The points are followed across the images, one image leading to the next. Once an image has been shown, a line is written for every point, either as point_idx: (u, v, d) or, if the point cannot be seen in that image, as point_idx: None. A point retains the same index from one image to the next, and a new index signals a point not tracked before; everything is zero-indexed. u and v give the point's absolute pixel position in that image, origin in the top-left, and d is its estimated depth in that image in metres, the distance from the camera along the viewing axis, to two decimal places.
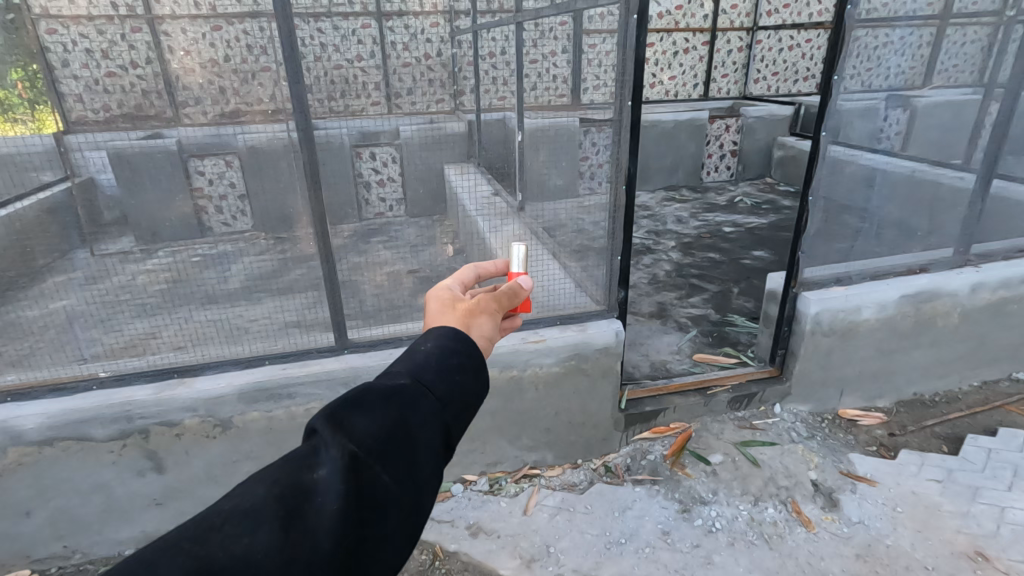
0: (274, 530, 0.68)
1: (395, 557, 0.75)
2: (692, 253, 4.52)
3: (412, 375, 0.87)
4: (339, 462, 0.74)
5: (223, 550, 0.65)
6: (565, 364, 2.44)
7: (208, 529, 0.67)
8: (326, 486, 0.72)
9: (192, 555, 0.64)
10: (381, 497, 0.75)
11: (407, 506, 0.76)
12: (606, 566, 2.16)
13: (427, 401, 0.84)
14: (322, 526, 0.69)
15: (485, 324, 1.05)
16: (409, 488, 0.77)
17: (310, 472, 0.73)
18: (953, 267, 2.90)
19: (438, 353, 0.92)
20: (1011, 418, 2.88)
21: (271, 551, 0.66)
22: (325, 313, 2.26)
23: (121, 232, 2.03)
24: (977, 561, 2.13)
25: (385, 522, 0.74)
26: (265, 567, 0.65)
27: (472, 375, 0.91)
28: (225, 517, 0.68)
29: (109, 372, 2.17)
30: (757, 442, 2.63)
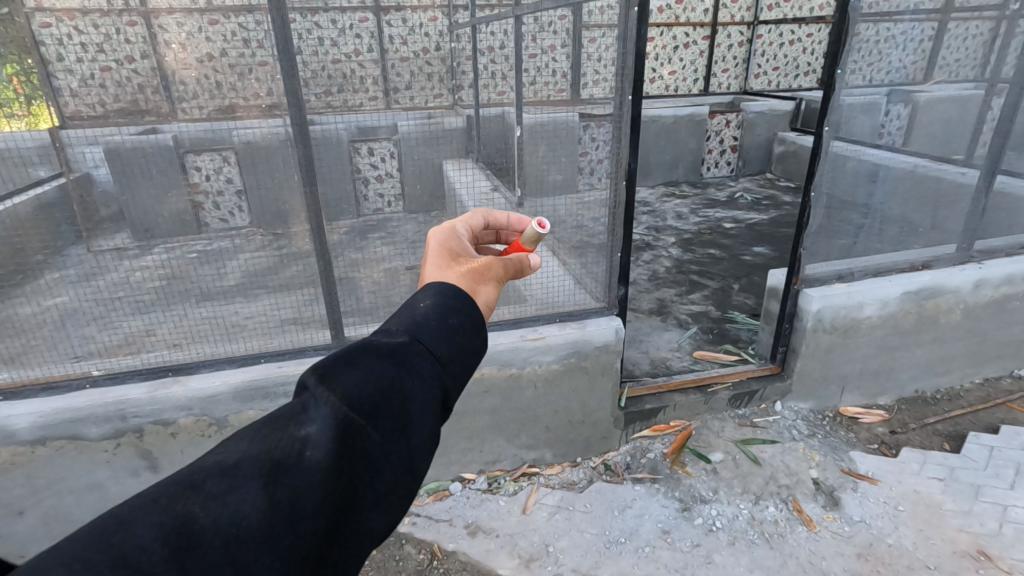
0: (258, 487, 0.63)
1: (387, 521, 0.70)
2: (692, 249, 4.49)
3: (411, 332, 0.80)
4: (329, 419, 0.68)
5: (204, 508, 0.60)
6: (565, 361, 2.42)
7: (189, 486, 0.62)
8: (315, 443, 0.67)
9: (172, 513, 0.60)
10: (374, 458, 0.70)
11: (401, 469, 0.71)
12: (606, 565, 2.14)
13: (425, 360, 0.78)
14: (308, 486, 0.64)
15: (489, 290, 0.96)
16: (404, 451, 0.72)
17: (298, 430, 0.68)
18: (955, 263, 2.87)
19: (438, 308, 0.84)
20: (1013, 415, 2.86)
21: (255, 508, 0.62)
22: (322, 311, 2.23)
23: (116, 229, 1.98)
24: (979, 561, 2.11)
25: (377, 485, 0.69)
26: (249, 525, 0.61)
27: (473, 334, 0.84)
28: (207, 475, 0.63)
29: (103, 371, 2.15)
30: (758, 441, 2.62)
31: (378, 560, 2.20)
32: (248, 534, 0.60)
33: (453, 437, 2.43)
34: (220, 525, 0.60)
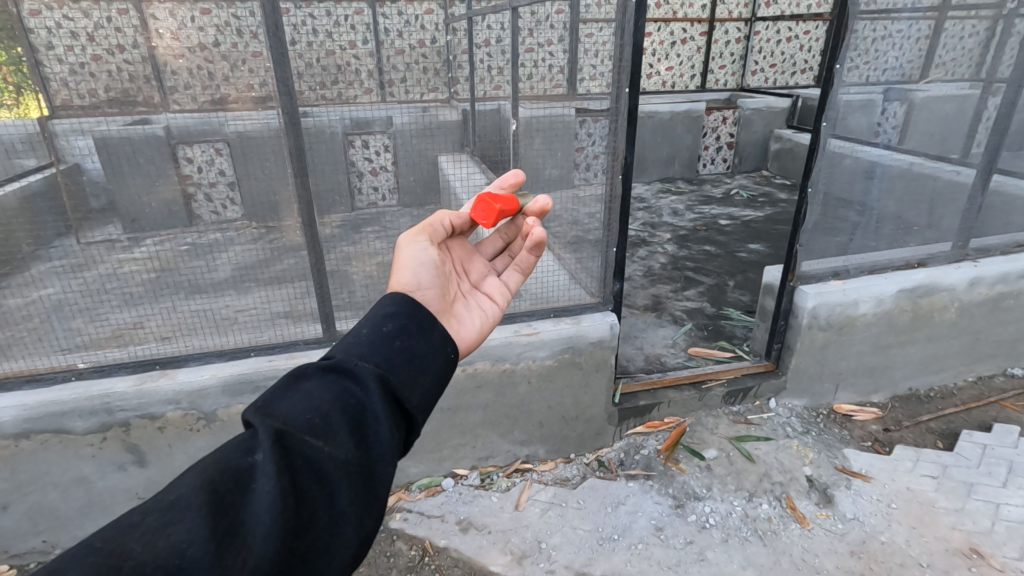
0: (201, 515, 0.66)
1: (355, 533, 0.75)
2: (687, 246, 4.48)
3: (346, 350, 0.89)
4: (274, 442, 0.74)
5: (142, 545, 0.63)
6: (558, 357, 2.40)
7: (128, 526, 0.66)
8: (261, 469, 0.71)
9: (107, 555, 0.62)
10: (328, 472, 0.75)
11: (358, 478, 0.77)
12: (599, 562, 2.13)
13: (366, 368, 0.85)
14: (259, 511, 0.68)
15: (405, 271, 1.10)
16: (359, 458, 0.78)
17: (244, 457, 0.72)
18: (950, 262, 2.87)
19: (373, 322, 0.93)
20: (1005, 414, 2.86)
21: (199, 535, 0.65)
22: (313, 304, 2.19)
23: (107, 220, 1.96)
24: (972, 559, 2.11)
25: (337, 497, 0.75)
26: (192, 554, 0.63)
27: (414, 335, 0.93)
28: (146, 513, 0.66)
29: (89, 363, 2.10)
30: (752, 438, 2.60)
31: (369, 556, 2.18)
32: (192, 562, 0.63)
33: (445, 432, 2.41)
34: (159, 558, 0.63)
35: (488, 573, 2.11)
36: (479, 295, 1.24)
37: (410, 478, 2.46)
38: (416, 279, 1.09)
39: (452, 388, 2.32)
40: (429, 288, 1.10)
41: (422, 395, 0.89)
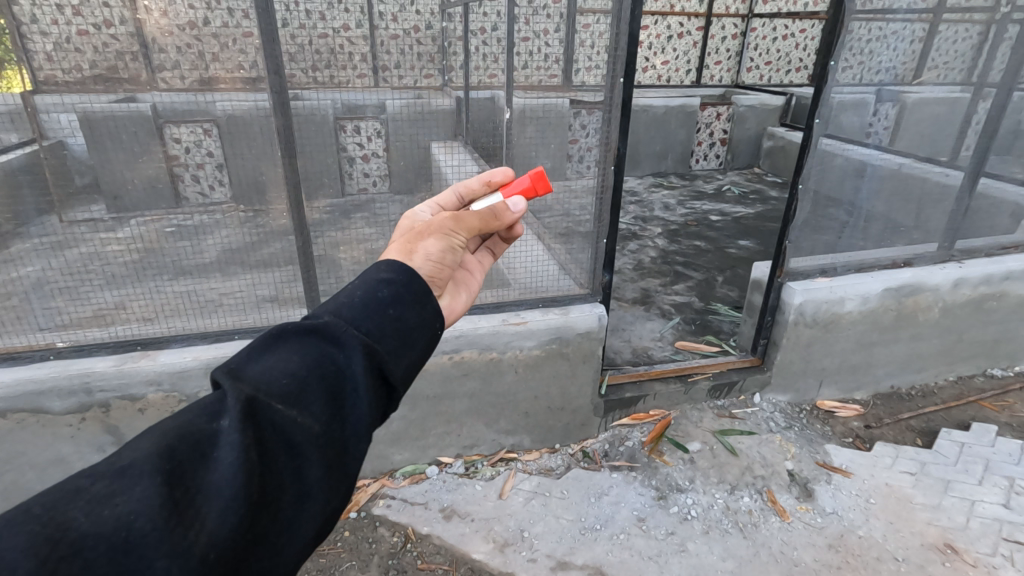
0: (155, 485, 0.64)
1: (321, 509, 0.75)
2: (678, 240, 4.49)
3: (334, 311, 0.84)
4: (242, 409, 0.72)
5: (86, 515, 0.61)
6: (546, 347, 2.39)
7: (73, 492, 0.63)
8: (225, 438, 0.69)
9: (48, 523, 0.60)
10: (298, 443, 0.74)
11: (329, 452, 0.76)
12: (581, 551, 2.14)
13: (352, 335, 0.82)
14: (219, 483, 0.67)
15: (431, 242, 0.99)
16: (332, 431, 0.77)
17: (208, 423, 0.71)
18: (936, 262, 2.89)
19: (368, 285, 0.88)
20: (983, 413, 2.91)
21: (148, 506, 0.62)
22: (301, 288, 2.18)
23: (90, 199, 1.88)
24: (946, 554, 2.14)
25: (305, 471, 0.74)
26: (141, 525, 0.61)
27: (408, 305, 0.88)
28: (95, 480, 0.64)
29: (68, 343, 2.06)
30: (736, 431, 2.62)
31: (351, 542, 2.18)
32: (140, 535, 0.61)
33: (430, 420, 2.40)
34: (104, 530, 0.61)
35: (470, 560, 2.11)
36: (465, 270, 1.17)
37: (394, 465, 2.45)
38: (442, 257, 1.00)
39: (438, 375, 2.31)
40: (450, 266, 1.02)
41: (407, 366, 0.86)
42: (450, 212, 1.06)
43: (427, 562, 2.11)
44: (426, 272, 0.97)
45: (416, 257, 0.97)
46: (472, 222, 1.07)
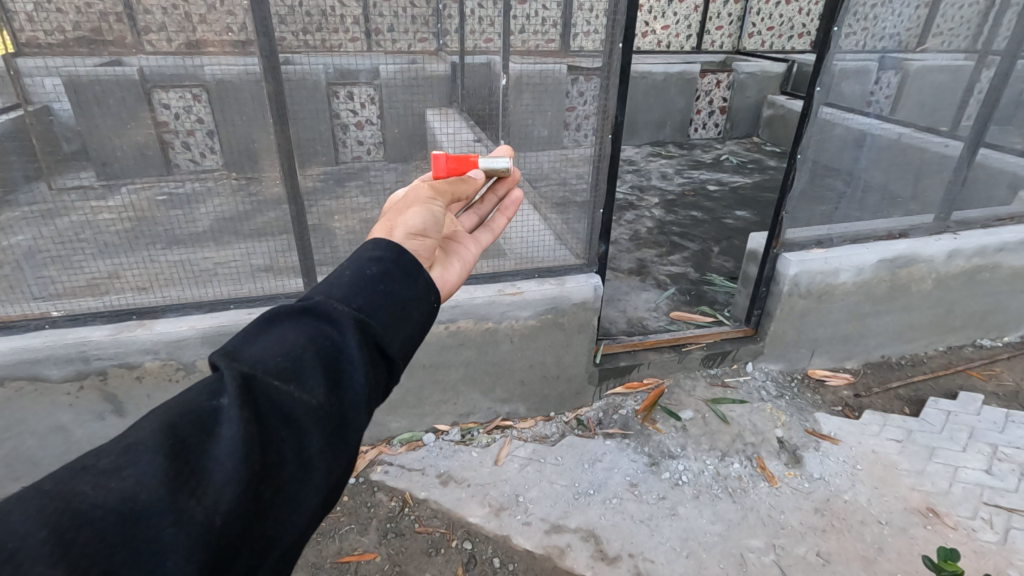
0: (158, 461, 0.65)
1: (324, 480, 0.75)
2: (675, 210, 4.47)
3: (326, 290, 0.85)
4: (240, 388, 0.73)
5: (93, 488, 0.62)
6: (542, 317, 2.41)
7: (81, 470, 0.64)
8: (225, 414, 0.70)
9: (58, 497, 0.61)
10: (298, 418, 0.75)
11: (329, 424, 0.77)
12: (574, 514, 2.20)
13: (344, 311, 0.82)
14: (221, 456, 0.67)
15: (411, 214, 0.98)
16: (331, 404, 0.78)
17: (209, 401, 0.72)
18: (931, 233, 2.89)
19: (358, 263, 0.88)
20: (971, 382, 2.96)
21: (155, 479, 0.64)
22: (296, 258, 2.17)
23: (80, 167, 1.83)
24: (928, 517, 2.21)
25: (306, 442, 0.75)
26: (146, 496, 0.63)
27: (398, 280, 0.88)
28: (101, 457, 0.65)
29: (63, 312, 2.04)
30: (728, 400, 2.66)
31: (350, 506, 2.23)
32: (146, 505, 0.62)
33: (427, 388, 2.43)
34: (112, 502, 0.62)
35: (466, 523, 2.16)
36: (457, 241, 1.14)
37: (392, 432, 2.49)
38: (425, 227, 0.99)
39: (434, 344, 2.33)
40: (434, 236, 1.00)
41: (404, 339, 0.87)
42: (425, 185, 1.07)
43: (425, 525, 2.16)
44: (410, 245, 0.96)
45: (397, 231, 0.96)
46: (446, 192, 1.09)
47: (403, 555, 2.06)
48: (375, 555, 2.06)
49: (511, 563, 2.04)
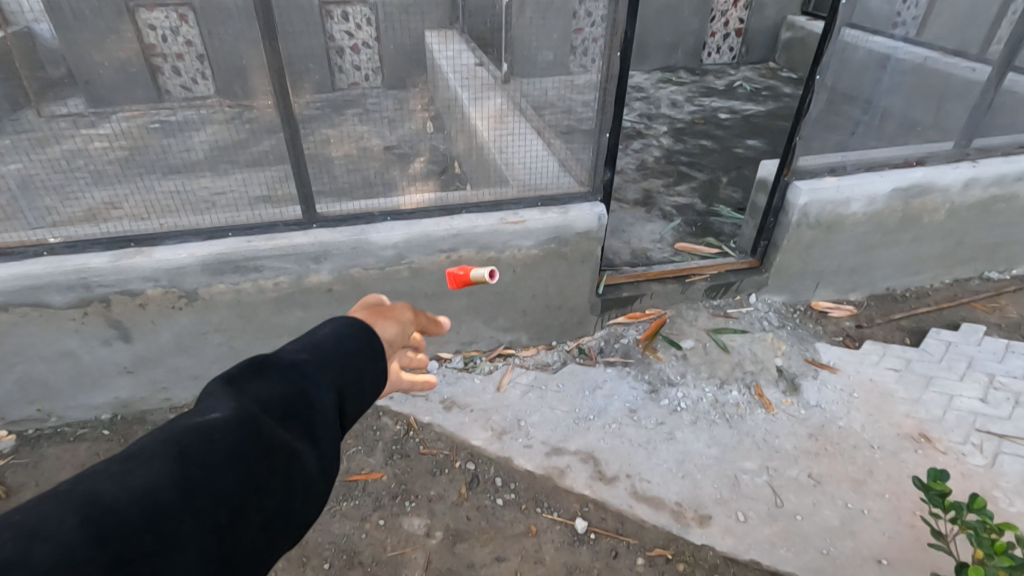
0: (164, 464, 0.64)
1: (314, 468, 0.76)
2: (684, 139, 4.31)
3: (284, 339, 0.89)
4: (217, 402, 0.75)
5: (108, 488, 0.61)
6: (544, 246, 2.37)
7: (89, 476, 0.63)
8: (207, 416, 0.72)
9: (74, 497, 0.60)
10: (278, 415, 0.76)
11: (307, 424, 0.78)
12: (574, 438, 2.26)
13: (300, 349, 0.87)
14: (214, 446, 0.68)
15: None
16: (308, 404, 0.80)
17: (194, 413, 0.73)
18: (949, 161, 2.79)
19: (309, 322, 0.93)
20: (974, 315, 2.95)
21: (164, 478, 0.63)
22: (292, 185, 2.09)
23: (67, 93, 1.77)
24: (920, 442, 2.26)
25: (291, 437, 0.76)
26: (162, 496, 0.62)
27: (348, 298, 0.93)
28: (107, 465, 0.64)
29: (60, 239, 2.01)
30: (729, 330, 2.67)
31: (356, 430, 2.30)
32: (159, 501, 0.62)
33: None
34: (125, 498, 0.61)
35: (469, 446, 2.23)
36: None
37: None
38: None
39: (435, 273, 2.32)
40: None
41: (359, 349, 0.91)
42: None
43: (429, 447, 2.24)
44: None
45: None
46: None
47: (409, 474, 2.14)
48: (382, 474, 2.14)
49: (513, 482, 2.12)
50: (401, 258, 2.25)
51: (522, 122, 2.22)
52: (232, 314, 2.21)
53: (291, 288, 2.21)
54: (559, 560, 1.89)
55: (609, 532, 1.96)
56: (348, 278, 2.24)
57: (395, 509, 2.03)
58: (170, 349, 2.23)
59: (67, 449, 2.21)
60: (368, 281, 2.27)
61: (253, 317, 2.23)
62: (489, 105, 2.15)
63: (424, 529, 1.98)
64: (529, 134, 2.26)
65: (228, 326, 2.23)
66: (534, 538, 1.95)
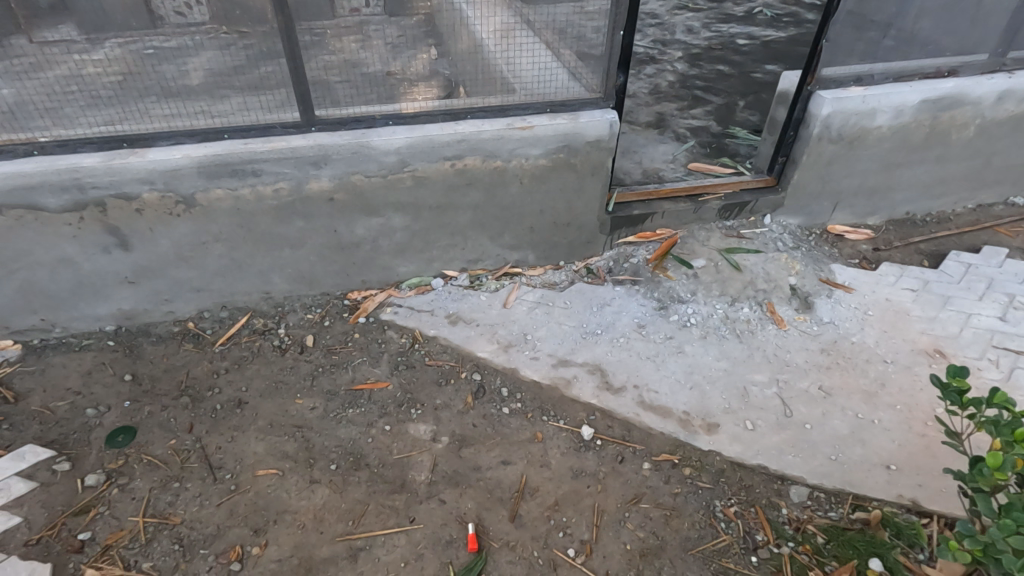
0: None
1: None
2: (700, 64, 4.11)
3: None
4: None
5: None
6: (553, 156, 2.28)
7: None
8: None
9: None
10: None
11: None
12: (581, 351, 2.23)
13: None
14: None
15: None
16: None
17: None
18: (983, 73, 2.62)
19: None
20: (997, 238, 2.84)
21: None
22: (288, 85, 2.01)
23: (60, 19, 1.82)
24: (933, 357, 2.22)
25: None
26: None
27: None
28: None
29: (51, 139, 1.96)
30: (742, 250, 2.57)
31: (361, 342, 2.28)
32: None
33: (434, 231, 2.37)
34: None
35: (475, 358, 2.21)
36: None
37: (400, 276, 2.47)
38: None
39: (440, 183, 2.24)
40: None
41: None
42: None
43: (434, 358, 2.22)
44: None
45: None
46: None
47: (415, 384, 2.13)
48: (387, 383, 2.13)
49: (519, 392, 2.10)
50: (404, 166, 2.17)
51: (529, 34, 2.10)
52: (232, 223, 2.16)
53: (291, 197, 2.15)
54: (564, 464, 1.90)
55: (615, 439, 1.95)
56: (349, 186, 2.17)
57: (401, 416, 2.03)
58: (170, 259, 2.19)
59: (72, 358, 2.21)
60: (371, 190, 2.20)
61: (253, 227, 2.18)
62: (494, 20, 2.04)
63: (430, 434, 1.98)
64: (539, 49, 2.15)
65: (229, 236, 2.18)
66: (540, 444, 1.95)
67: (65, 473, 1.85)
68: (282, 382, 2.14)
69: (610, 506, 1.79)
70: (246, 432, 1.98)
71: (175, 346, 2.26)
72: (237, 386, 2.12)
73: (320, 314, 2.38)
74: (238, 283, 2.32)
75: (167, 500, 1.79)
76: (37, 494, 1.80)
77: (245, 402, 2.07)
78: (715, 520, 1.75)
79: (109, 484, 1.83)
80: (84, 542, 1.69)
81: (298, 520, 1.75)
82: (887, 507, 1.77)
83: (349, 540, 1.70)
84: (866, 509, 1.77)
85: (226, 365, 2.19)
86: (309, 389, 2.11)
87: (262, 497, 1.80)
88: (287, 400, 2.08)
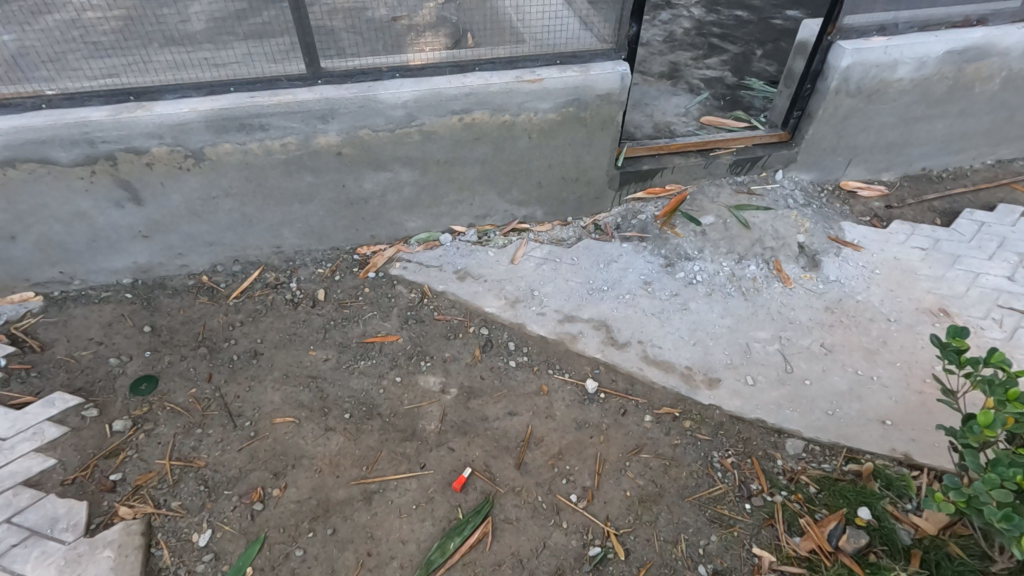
0: None
1: None
2: (717, 9, 3.93)
3: None
4: None
5: None
6: (562, 110, 2.24)
7: None
8: None
9: None
10: None
11: None
12: (587, 308, 2.26)
13: None
14: None
15: None
16: None
17: None
18: (1014, 21, 2.51)
19: None
20: (1014, 196, 2.78)
21: None
22: (293, 35, 1.97)
23: None
24: (937, 317, 2.23)
25: None
26: None
27: None
28: None
29: (57, 91, 1.95)
30: (752, 208, 2.54)
31: (371, 297, 2.32)
32: None
33: (442, 187, 2.37)
34: None
35: (482, 313, 2.25)
36: None
37: (408, 232, 2.49)
38: None
39: (448, 138, 2.22)
40: None
41: None
42: None
43: (443, 314, 2.26)
44: None
45: None
46: None
47: (424, 338, 2.19)
48: (397, 337, 2.19)
49: (525, 347, 2.15)
50: (412, 120, 2.15)
51: None
52: (241, 179, 2.17)
53: (299, 151, 2.14)
54: (569, 416, 1.96)
55: (618, 393, 2.01)
56: (357, 141, 2.16)
57: (411, 368, 2.10)
58: (182, 214, 2.22)
59: (93, 309, 2.28)
60: (378, 145, 2.19)
61: (262, 181, 2.19)
62: None
63: (439, 386, 2.05)
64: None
65: (238, 191, 2.20)
66: (545, 397, 2.01)
67: (94, 419, 1.95)
68: (296, 335, 2.20)
69: (612, 456, 1.86)
70: (262, 382, 2.06)
71: (191, 299, 2.31)
72: (253, 338, 2.19)
73: (331, 269, 2.42)
74: (249, 238, 2.35)
75: (191, 445, 1.89)
76: (70, 438, 1.91)
77: (261, 353, 2.14)
78: (712, 470, 1.83)
79: (135, 430, 1.93)
80: (115, 483, 1.80)
81: (315, 464, 1.85)
82: (880, 460, 1.84)
83: (363, 484, 1.80)
84: (858, 462, 1.83)
85: (241, 318, 2.25)
86: (321, 342, 2.18)
87: (280, 443, 1.90)
88: (301, 351, 2.15)
